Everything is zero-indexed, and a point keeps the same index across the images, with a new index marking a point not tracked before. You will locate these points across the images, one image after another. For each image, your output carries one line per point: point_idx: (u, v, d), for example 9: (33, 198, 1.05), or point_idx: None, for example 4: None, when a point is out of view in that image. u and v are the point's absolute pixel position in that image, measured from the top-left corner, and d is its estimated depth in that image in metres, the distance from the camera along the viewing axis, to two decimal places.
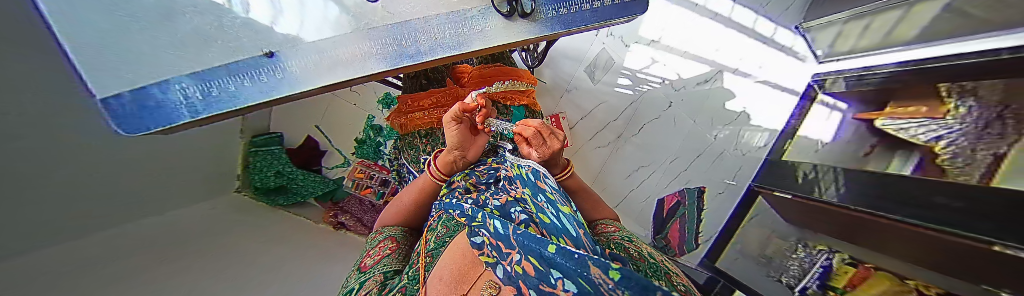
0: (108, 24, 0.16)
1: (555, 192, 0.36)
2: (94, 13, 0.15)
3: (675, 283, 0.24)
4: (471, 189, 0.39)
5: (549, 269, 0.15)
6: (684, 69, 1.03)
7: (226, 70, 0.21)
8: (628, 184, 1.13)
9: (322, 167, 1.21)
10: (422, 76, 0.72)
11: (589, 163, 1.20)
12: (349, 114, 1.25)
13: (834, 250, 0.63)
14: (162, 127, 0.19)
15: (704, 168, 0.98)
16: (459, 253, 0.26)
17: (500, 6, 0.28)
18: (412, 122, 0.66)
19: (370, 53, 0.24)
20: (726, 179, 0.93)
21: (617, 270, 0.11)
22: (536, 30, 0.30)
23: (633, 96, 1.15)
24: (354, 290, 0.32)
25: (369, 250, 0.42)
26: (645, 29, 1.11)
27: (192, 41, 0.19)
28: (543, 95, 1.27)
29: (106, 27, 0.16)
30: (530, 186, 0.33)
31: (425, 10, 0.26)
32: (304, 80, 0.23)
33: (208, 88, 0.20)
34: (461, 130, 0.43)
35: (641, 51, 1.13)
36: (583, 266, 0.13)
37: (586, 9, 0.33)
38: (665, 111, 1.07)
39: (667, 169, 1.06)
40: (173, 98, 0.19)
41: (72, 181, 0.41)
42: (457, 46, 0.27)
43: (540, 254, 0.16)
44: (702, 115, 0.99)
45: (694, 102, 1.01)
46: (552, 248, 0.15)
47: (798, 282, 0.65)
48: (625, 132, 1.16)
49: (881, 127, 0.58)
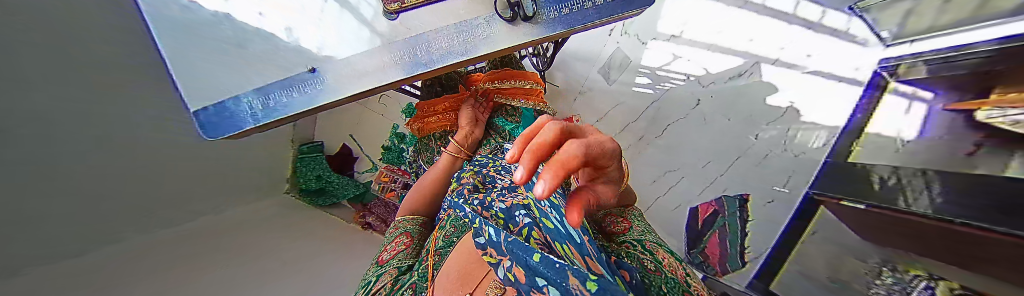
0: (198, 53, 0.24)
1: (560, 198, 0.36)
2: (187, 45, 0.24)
3: None
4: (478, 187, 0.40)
5: (533, 277, 0.15)
6: (712, 64, 0.97)
7: (279, 86, 0.25)
8: (654, 190, 1.11)
9: (355, 171, 1.33)
10: (437, 83, 0.76)
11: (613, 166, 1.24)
12: (377, 123, 1.37)
13: (936, 277, 0.43)
14: (233, 133, 0.26)
15: (743, 171, 0.88)
16: (465, 254, 0.27)
17: (503, 12, 0.28)
18: (429, 125, 0.70)
19: (391, 65, 0.27)
20: (776, 186, 0.79)
21: (595, 283, 0.11)
22: (537, 32, 0.30)
23: (653, 95, 1.14)
24: (371, 283, 0.34)
25: (387, 244, 0.45)
26: (664, 26, 1.09)
27: (252, 62, 0.25)
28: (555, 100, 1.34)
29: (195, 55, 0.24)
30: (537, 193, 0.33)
31: (438, 22, 0.28)
32: (336, 89, 0.26)
33: (265, 100, 0.25)
34: (472, 111, 0.64)
35: (660, 48, 1.11)
36: (564, 276, 0.13)
37: (588, 7, 0.31)
38: (692, 110, 1.03)
39: (696, 172, 1.00)
40: (241, 108, 0.25)
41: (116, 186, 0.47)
42: (464, 52, 0.29)
43: (526, 263, 0.16)
44: (736, 113, 0.91)
45: (726, 100, 0.94)
46: (537, 257, 0.16)
47: None
48: (647, 134, 1.15)
49: (985, 122, 0.37)
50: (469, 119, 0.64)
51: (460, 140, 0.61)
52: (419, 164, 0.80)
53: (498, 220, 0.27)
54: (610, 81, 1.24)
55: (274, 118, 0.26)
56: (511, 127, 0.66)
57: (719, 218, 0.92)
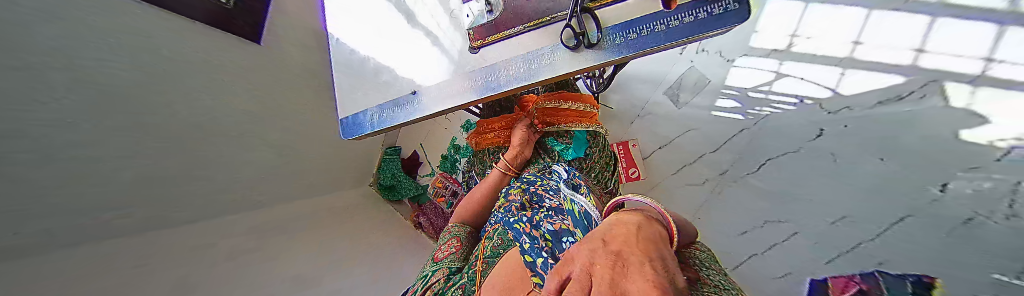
0: (356, 87, 0.46)
1: None
2: (348, 81, 0.46)
3: None
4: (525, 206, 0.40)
5: None
6: (851, 84, 0.70)
7: (387, 104, 0.42)
8: (744, 243, 0.87)
9: (418, 174, 1.53)
10: (496, 103, 0.82)
11: (674, 200, 1.04)
12: (441, 135, 1.56)
13: None
14: (359, 134, 0.45)
15: (919, 244, 0.54)
16: (513, 269, 0.29)
17: (568, 40, 0.29)
18: (485, 141, 0.76)
19: (468, 89, 0.34)
20: (1009, 276, 0.41)
21: None
22: (601, 57, 0.28)
23: (744, 122, 0.92)
24: (429, 275, 0.42)
25: (440, 245, 0.51)
26: (761, 41, 0.89)
27: (372, 89, 0.43)
28: (610, 122, 1.25)
29: (355, 87, 0.46)
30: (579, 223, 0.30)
31: (507, 53, 0.33)
32: (425, 107, 0.37)
33: (379, 113, 0.42)
34: (524, 131, 0.65)
35: (754, 67, 0.90)
36: None
37: (673, 24, 0.24)
38: (808, 143, 0.77)
39: (830, 232, 0.69)
40: (366, 119, 0.44)
41: (197, 170, 0.62)
42: (528, 76, 0.30)
43: None
44: (897, 149, 0.60)
45: (882, 128, 0.63)
46: None
47: None
48: (733, 168, 0.92)
49: None
50: (523, 139, 0.64)
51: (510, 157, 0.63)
52: (470, 175, 0.87)
53: (546, 243, 0.27)
54: (679, 103, 1.08)
55: (381, 124, 0.42)
56: (561, 148, 0.65)
57: None
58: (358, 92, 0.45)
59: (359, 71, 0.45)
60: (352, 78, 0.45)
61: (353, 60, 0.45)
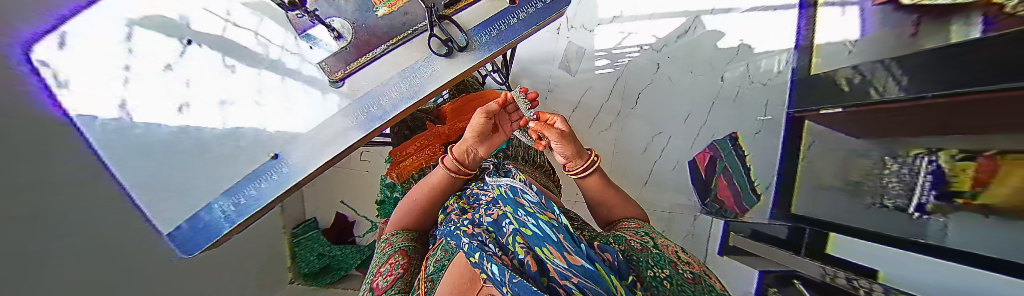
0: (143, 192, 0.39)
1: (544, 201, 0.30)
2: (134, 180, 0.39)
3: (682, 272, 0.24)
4: (465, 209, 0.38)
5: None
6: (658, 30, 1.05)
7: (253, 177, 0.42)
8: (645, 161, 1.10)
9: (356, 236, 1.29)
10: (403, 127, 0.76)
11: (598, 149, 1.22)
12: (365, 180, 1.36)
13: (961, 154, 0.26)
14: (209, 241, 0.42)
15: (723, 115, 0.87)
16: (458, 269, 0.26)
17: (439, 49, 0.44)
18: (406, 169, 0.69)
19: (357, 123, 0.42)
20: (759, 115, 0.75)
21: None
22: (472, 55, 0.45)
23: (615, 72, 1.17)
24: None
25: (381, 265, 0.41)
26: (603, 12, 1.18)
27: (215, 164, 0.42)
28: None
29: (157, 185, 0.40)
30: (511, 201, 0.29)
31: (380, 78, 0.43)
32: (307, 165, 0.42)
33: (237, 197, 0.42)
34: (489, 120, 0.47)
35: (607, 31, 1.18)
36: None
37: (512, 23, 0.46)
38: (655, 73, 1.07)
39: (684, 129, 0.99)
40: (217, 216, 0.41)
41: None
42: (412, 93, 0.43)
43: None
44: (697, 64, 0.95)
45: (685, 51, 0.98)
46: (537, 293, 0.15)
47: (911, 201, 0.35)
48: (623, 108, 1.16)
49: None
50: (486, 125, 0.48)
51: (478, 132, 0.48)
52: None
53: (487, 235, 0.26)
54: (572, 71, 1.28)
55: (251, 208, 0.42)
56: None
57: (717, 163, 0.87)
58: (175, 184, 0.41)
59: (186, 153, 0.41)
60: (139, 173, 0.39)
61: (183, 145, 0.41)
